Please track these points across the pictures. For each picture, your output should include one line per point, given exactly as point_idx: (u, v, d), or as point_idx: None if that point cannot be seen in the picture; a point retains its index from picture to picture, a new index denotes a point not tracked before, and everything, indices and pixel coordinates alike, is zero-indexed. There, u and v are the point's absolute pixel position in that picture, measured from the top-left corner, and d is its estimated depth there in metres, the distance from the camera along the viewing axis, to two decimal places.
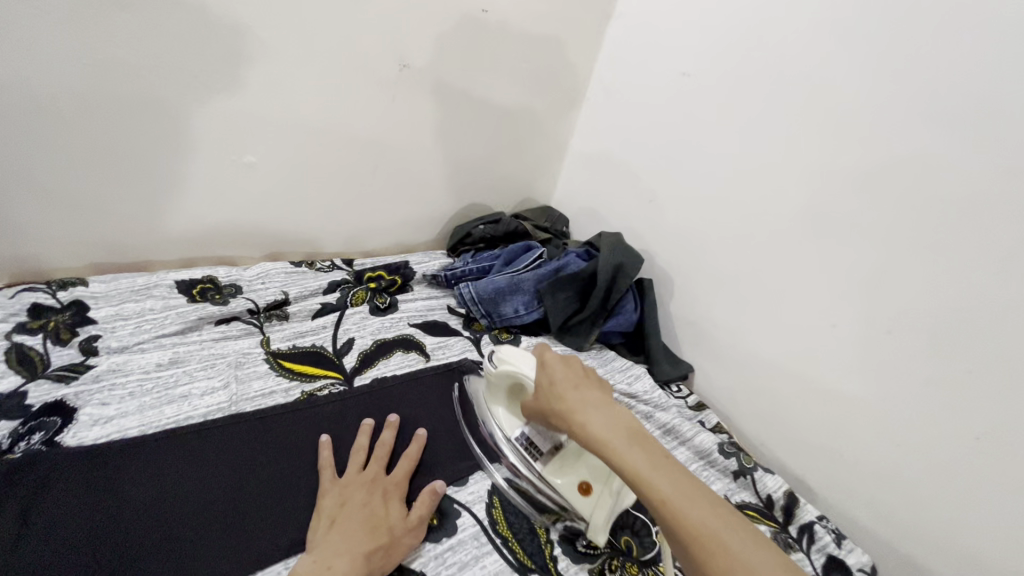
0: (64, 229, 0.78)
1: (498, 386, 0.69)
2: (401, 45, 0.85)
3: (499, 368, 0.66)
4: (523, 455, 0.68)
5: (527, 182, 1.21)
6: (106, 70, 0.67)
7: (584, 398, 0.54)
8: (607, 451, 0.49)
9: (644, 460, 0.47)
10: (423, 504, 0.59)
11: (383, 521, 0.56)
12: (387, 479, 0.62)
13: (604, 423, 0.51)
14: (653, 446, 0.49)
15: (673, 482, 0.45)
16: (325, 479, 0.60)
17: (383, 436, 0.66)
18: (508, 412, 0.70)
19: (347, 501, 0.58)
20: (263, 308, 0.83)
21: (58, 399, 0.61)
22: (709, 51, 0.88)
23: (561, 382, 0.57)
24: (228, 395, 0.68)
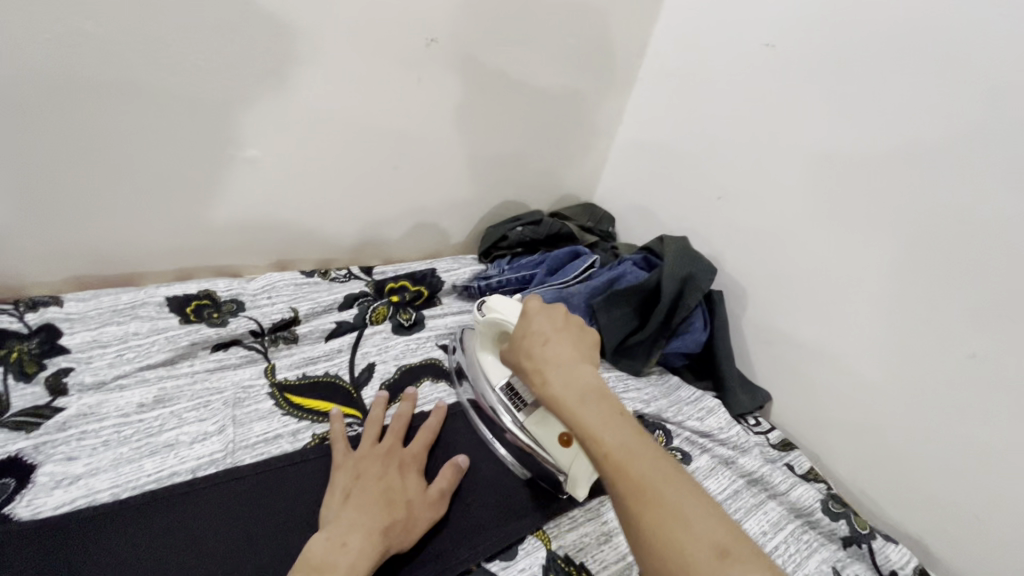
0: (34, 240, 0.66)
1: (485, 334, 0.62)
2: (430, 14, 0.71)
3: (485, 316, 0.59)
4: (509, 406, 0.63)
5: (568, 177, 1.06)
6: (71, 46, 0.54)
7: (551, 345, 0.47)
8: (562, 406, 0.43)
9: (601, 421, 0.41)
10: (445, 478, 0.56)
11: (404, 494, 0.52)
12: (403, 450, 0.57)
13: (567, 374, 0.45)
14: (613, 404, 0.42)
15: (628, 445, 0.39)
16: (337, 456, 0.54)
17: (400, 410, 0.61)
18: (497, 362, 0.65)
19: (364, 471, 0.52)
20: (268, 330, 0.70)
21: (12, 455, 0.50)
22: (803, 17, 0.72)
23: (532, 330, 0.50)
24: (223, 443, 0.56)
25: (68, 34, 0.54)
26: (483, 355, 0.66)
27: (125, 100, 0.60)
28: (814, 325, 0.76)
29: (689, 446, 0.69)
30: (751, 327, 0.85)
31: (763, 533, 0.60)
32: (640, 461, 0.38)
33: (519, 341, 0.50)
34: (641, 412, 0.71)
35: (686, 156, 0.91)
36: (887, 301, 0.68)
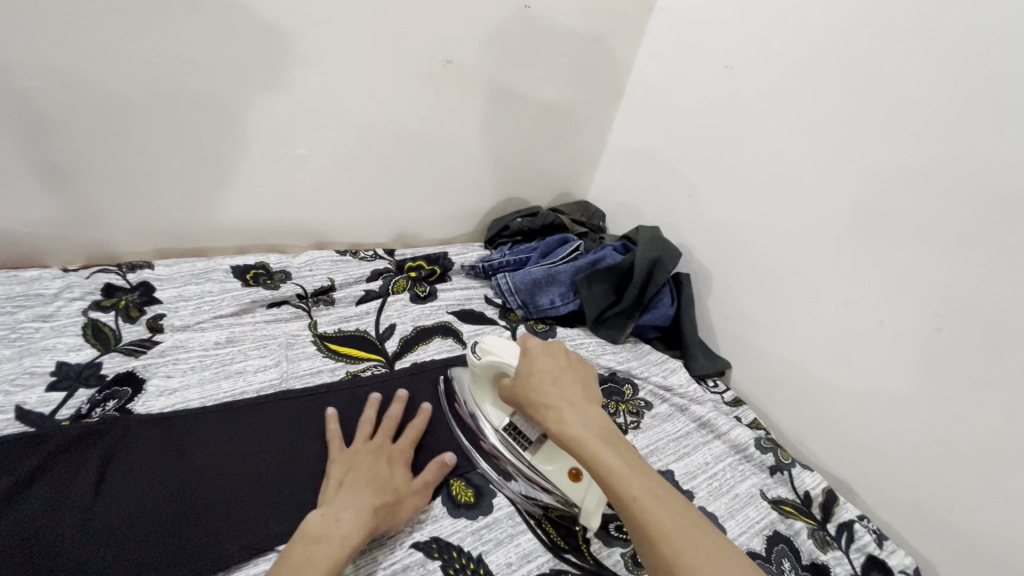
0: (133, 218, 0.84)
1: (483, 380, 0.68)
2: (445, 40, 0.87)
3: (483, 360, 0.65)
4: (513, 445, 0.65)
5: (565, 177, 1.22)
6: (175, 69, 0.72)
7: (562, 388, 0.56)
8: (580, 445, 0.50)
9: (615, 457, 0.49)
10: (430, 471, 0.62)
11: (391, 482, 0.58)
12: (392, 447, 0.63)
13: (580, 417, 0.53)
14: (621, 442, 0.51)
15: (641, 478, 0.47)
16: (333, 451, 0.61)
17: (391, 410, 0.67)
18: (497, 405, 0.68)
19: (354, 465, 0.59)
20: (311, 294, 0.87)
21: (129, 370, 0.67)
22: (755, 44, 0.87)
23: (542, 375, 0.58)
24: (280, 373, 0.72)
25: (173, 58, 0.71)
26: (481, 402, 0.69)
27: (209, 108, 0.78)
28: (765, 302, 0.90)
29: (652, 396, 0.83)
30: (716, 306, 0.99)
31: (705, 462, 0.74)
32: (656, 493, 0.46)
33: (530, 385, 0.58)
34: (614, 369, 0.86)
35: (665, 160, 1.06)
36: (818, 280, 0.82)
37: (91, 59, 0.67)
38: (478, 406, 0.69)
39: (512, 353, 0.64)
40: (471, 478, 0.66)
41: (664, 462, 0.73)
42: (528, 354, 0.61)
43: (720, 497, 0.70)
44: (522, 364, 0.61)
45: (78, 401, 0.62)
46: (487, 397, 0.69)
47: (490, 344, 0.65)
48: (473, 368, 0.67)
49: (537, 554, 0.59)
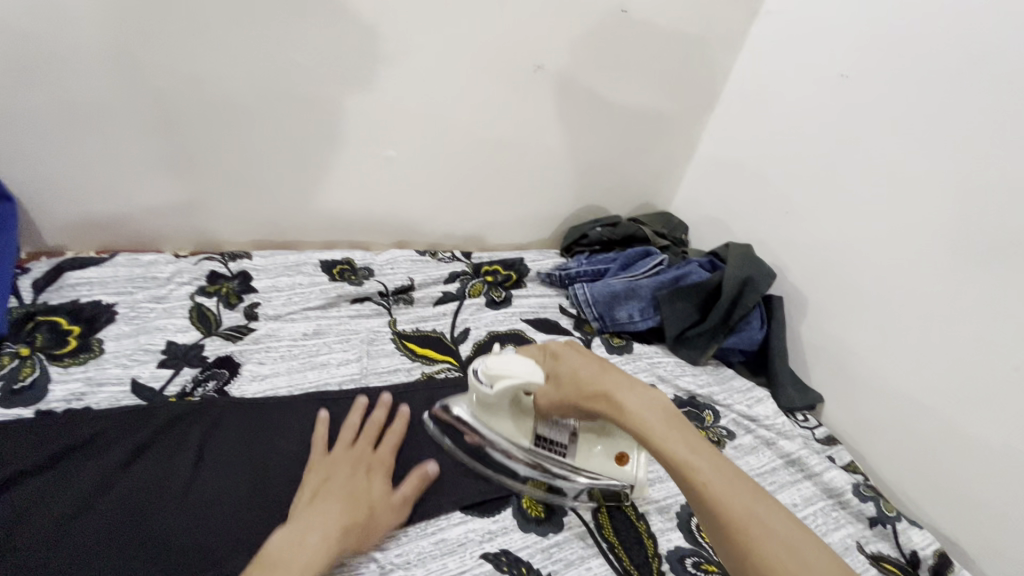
0: (236, 210, 0.91)
1: (497, 404, 0.59)
2: (539, 46, 0.87)
3: (497, 388, 0.55)
4: (551, 454, 0.60)
5: (648, 186, 1.17)
6: (283, 73, 0.78)
7: (614, 375, 0.52)
8: (648, 433, 0.47)
9: (686, 446, 0.45)
10: (410, 486, 0.59)
11: (367, 497, 0.55)
12: (373, 456, 0.60)
13: (642, 404, 0.49)
14: (690, 431, 0.47)
15: (716, 467, 0.44)
16: (315, 454, 0.59)
17: (376, 415, 0.65)
18: (516, 424, 0.60)
19: (330, 474, 0.57)
20: (391, 292, 0.89)
21: (228, 354, 0.71)
22: (875, 51, 0.79)
23: (586, 366, 0.53)
24: (361, 368, 0.74)
25: (284, 64, 0.77)
26: (497, 428, 0.60)
27: (313, 110, 0.83)
28: (868, 335, 0.82)
29: (734, 425, 0.78)
30: (809, 333, 0.91)
31: (793, 504, 0.68)
32: (728, 482, 0.43)
33: (576, 381, 0.53)
34: (694, 393, 0.81)
35: (760, 173, 0.99)
36: (935, 315, 0.73)
37: (211, 62, 0.74)
38: (496, 434, 0.61)
39: (521, 367, 0.54)
40: (543, 492, 0.64)
41: None
42: (559, 355, 0.56)
43: None
44: (555, 365, 0.55)
45: (184, 380, 0.66)
46: (504, 421, 0.60)
47: (496, 367, 0.55)
48: (483, 396, 0.57)
49: None
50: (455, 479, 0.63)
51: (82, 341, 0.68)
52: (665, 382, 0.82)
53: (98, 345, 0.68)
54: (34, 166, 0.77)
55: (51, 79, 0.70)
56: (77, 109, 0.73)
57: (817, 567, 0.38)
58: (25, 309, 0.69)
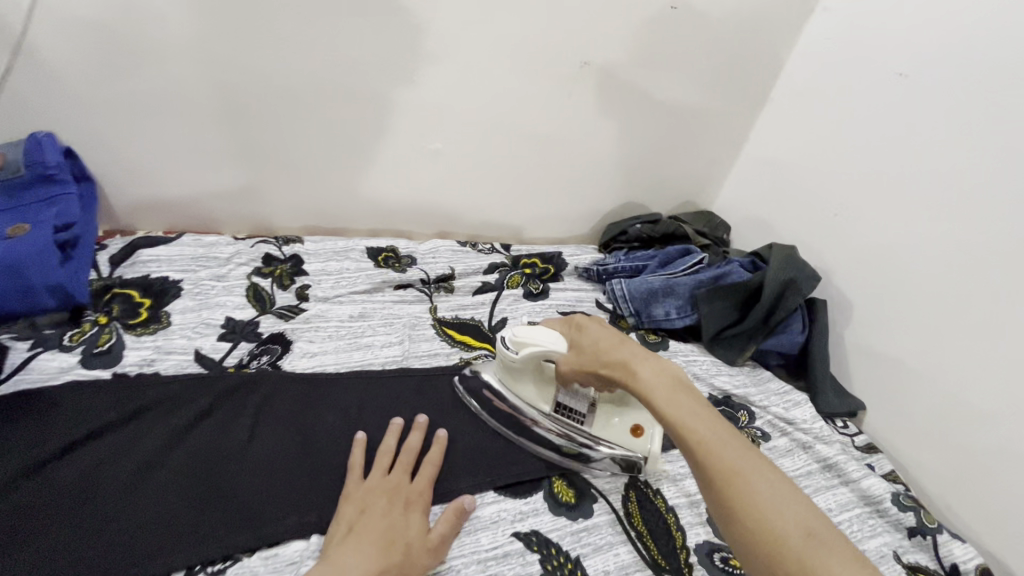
0: (290, 196, 0.96)
1: (522, 371, 0.65)
2: (587, 43, 0.88)
3: (523, 355, 0.62)
4: (570, 421, 0.65)
5: (691, 185, 1.16)
6: (339, 67, 0.81)
7: (632, 344, 0.54)
8: (652, 393, 0.49)
9: (686, 410, 0.46)
10: (447, 523, 0.55)
11: (404, 535, 0.52)
12: (410, 488, 0.57)
13: (652, 370, 0.51)
14: (696, 398, 0.48)
15: (716, 430, 0.44)
16: (351, 481, 0.57)
17: (411, 439, 0.62)
18: (540, 390, 0.66)
19: (366, 506, 0.54)
20: (433, 280, 0.92)
21: (280, 332, 0.76)
22: (939, 50, 0.76)
23: (604, 337, 0.56)
24: (402, 351, 0.78)
25: (341, 58, 0.80)
26: (522, 393, 0.67)
27: (365, 103, 0.86)
28: (915, 343, 0.80)
29: (770, 427, 0.77)
30: (853, 340, 0.89)
31: (828, 509, 0.67)
32: (720, 438, 0.44)
33: (593, 349, 0.56)
34: (729, 393, 0.81)
35: (808, 173, 0.97)
36: (991, 325, 0.71)
37: (271, 54, 0.78)
38: (521, 397, 0.67)
39: (545, 337, 0.61)
40: (574, 479, 0.65)
41: None
42: (582, 326, 0.59)
43: None
44: (576, 335, 0.59)
45: (241, 352, 0.71)
46: (528, 388, 0.66)
47: (523, 336, 0.62)
48: (510, 363, 0.64)
49: (636, 569, 0.57)
50: (489, 461, 0.65)
51: (151, 313, 0.73)
52: (699, 380, 0.82)
53: (165, 317, 0.73)
54: (113, 150, 0.83)
55: (133, 70, 0.76)
56: (154, 99, 0.79)
57: (790, 518, 0.38)
58: (102, 283, 0.75)
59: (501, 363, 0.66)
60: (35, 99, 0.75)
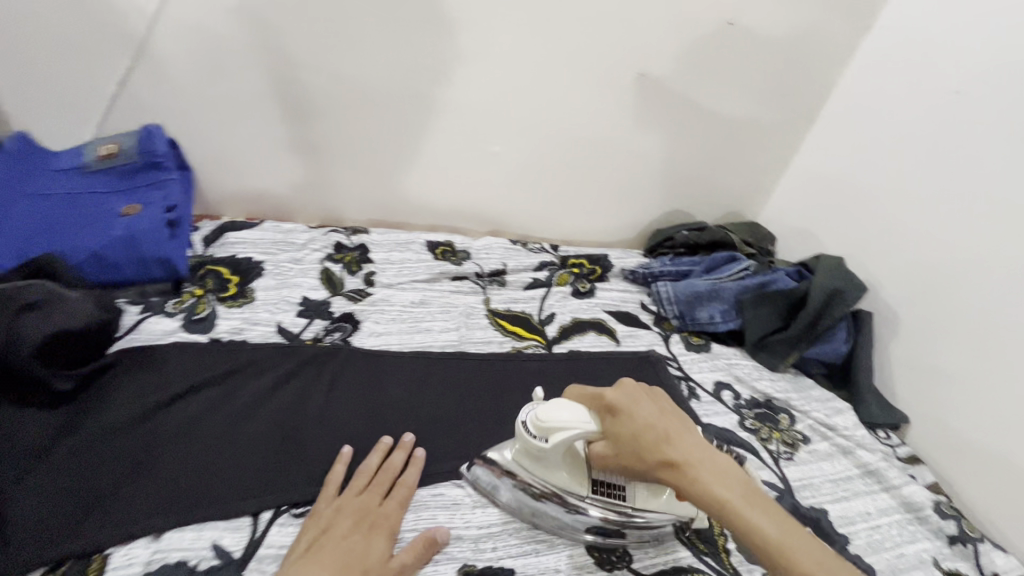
0: (359, 190, 1.05)
1: (552, 458, 0.57)
2: (643, 55, 0.94)
3: (554, 441, 0.55)
4: (609, 500, 0.59)
5: (738, 196, 1.18)
6: (416, 73, 0.91)
7: (684, 439, 0.49)
8: (733, 511, 0.45)
9: (766, 520, 0.45)
10: (412, 552, 0.52)
11: (363, 559, 0.49)
12: (379, 510, 0.55)
13: (720, 478, 0.46)
14: (770, 503, 0.46)
15: (791, 535, 0.44)
16: (323, 498, 0.56)
17: (392, 459, 0.61)
18: (574, 471, 0.59)
19: (330, 524, 0.52)
20: (486, 274, 0.97)
21: (351, 312, 0.83)
22: (994, 68, 0.78)
23: (649, 426, 0.49)
24: (458, 336, 0.83)
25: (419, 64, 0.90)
26: (552, 479, 0.59)
27: (436, 106, 0.96)
28: (962, 357, 0.80)
29: (810, 432, 0.79)
30: (899, 353, 0.89)
31: (867, 512, 0.69)
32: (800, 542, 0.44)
33: (638, 444, 0.49)
34: (770, 396, 0.83)
35: (858, 187, 0.99)
36: None
37: (362, 62, 0.89)
38: (555, 484, 0.59)
39: (575, 417, 0.55)
40: None
41: (820, 499, 0.70)
42: (617, 408, 0.52)
43: (881, 551, 0.65)
44: (613, 423, 0.51)
45: (317, 328, 0.79)
46: (559, 473, 0.58)
47: (552, 419, 0.55)
48: (538, 448, 0.57)
49: (676, 549, 0.61)
50: None
51: (239, 288, 0.81)
52: (741, 383, 0.85)
53: (251, 292, 0.81)
54: (212, 140, 0.95)
55: (245, 72, 0.88)
56: (251, 94, 0.90)
57: None
58: (198, 258, 0.84)
59: (524, 448, 0.59)
60: (149, 93, 0.88)
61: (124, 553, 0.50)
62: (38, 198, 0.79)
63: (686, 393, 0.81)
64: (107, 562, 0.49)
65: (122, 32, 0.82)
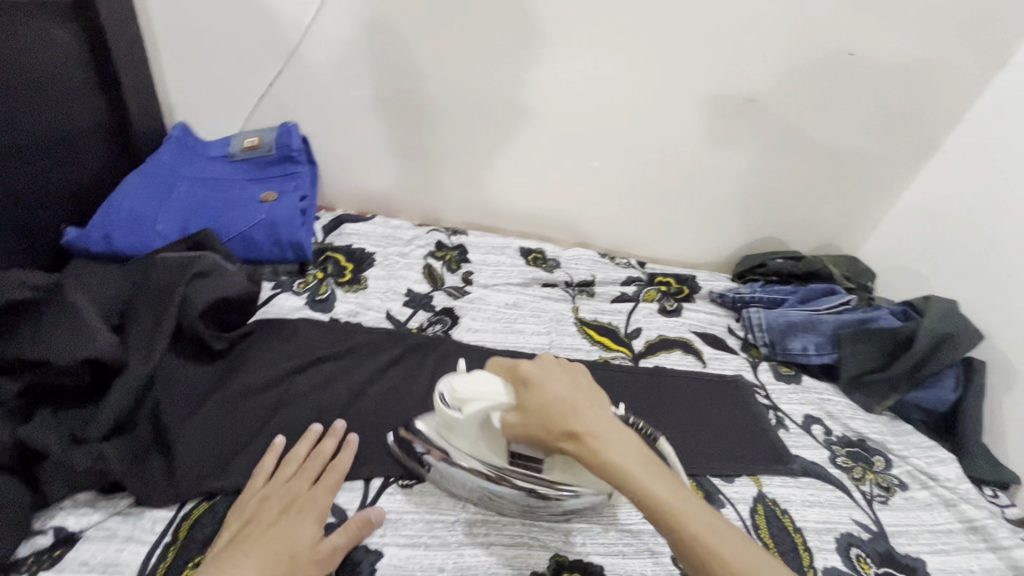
0: (461, 193, 1.11)
1: (467, 428, 0.56)
2: (753, 80, 0.95)
3: (466, 411, 0.54)
4: (527, 470, 0.57)
5: (837, 228, 1.15)
6: (528, 86, 0.96)
7: (592, 411, 0.49)
8: (632, 481, 0.45)
9: (661, 489, 0.45)
10: (345, 533, 0.51)
11: (289, 543, 0.48)
12: (306, 494, 0.54)
13: (621, 448, 0.47)
14: (668, 472, 0.47)
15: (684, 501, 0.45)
16: (250, 489, 0.55)
17: (323, 445, 0.59)
18: (491, 445, 0.56)
19: (255, 514, 0.51)
20: (575, 283, 1.00)
21: (451, 307, 0.88)
22: None
23: (559, 399, 0.49)
24: (549, 340, 0.87)
25: (532, 79, 0.96)
26: (472, 447, 0.57)
27: (543, 118, 1.00)
28: None
29: (908, 478, 0.76)
30: (1013, 410, 0.84)
31: (969, 570, 0.66)
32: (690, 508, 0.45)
33: (544, 416, 0.49)
34: (864, 436, 0.80)
35: (976, 229, 0.93)
36: None
37: (481, 74, 0.95)
38: (471, 452, 0.58)
39: (487, 389, 0.53)
40: (702, 482, 0.69)
41: (916, 548, 0.67)
42: (528, 381, 0.51)
43: None
44: (524, 393, 0.50)
45: (421, 319, 0.85)
46: (477, 443, 0.57)
47: (464, 390, 0.54)
48: (453, 419, 0.56)
49: None
50: None
51: (353, 275, 0.89)
52: (833, 419, 0.83)
53: (364, 280, 0.88)
54: (337, 138, 1.04)
55: (376, 79, 0.96)
56: (376, 99, 0.99)
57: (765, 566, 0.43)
58: (320, 245, 0.93)
59: (441, 419, 0.58)
60: (290, 94, 0.98)
61: None
62: (195, 180, 0.91)
63: (774, 422, 0.80)
64: None
65: (279, 41, 0.93)
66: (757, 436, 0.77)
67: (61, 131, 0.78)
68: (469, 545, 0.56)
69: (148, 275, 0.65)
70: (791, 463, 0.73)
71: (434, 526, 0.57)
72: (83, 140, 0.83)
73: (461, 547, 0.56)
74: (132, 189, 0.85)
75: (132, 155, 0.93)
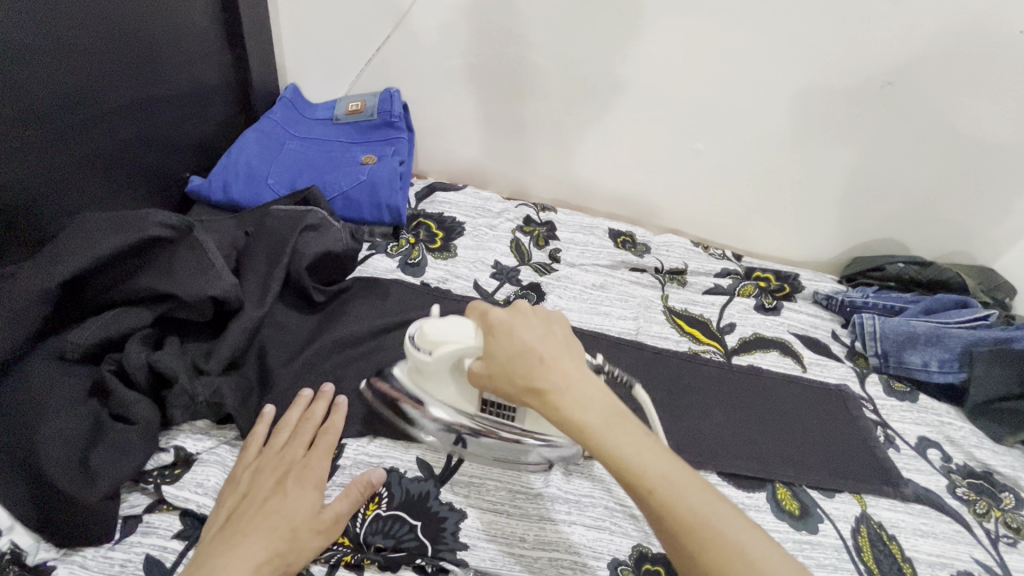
0: (552, 169, 1.09)
1: (440, 373, 0.56)
2: (896, 61, 0.84)
3: (437, 354, 0.54)
4: (501, 420, 0.57)
5: (971, 235, 1.02)
6: (636, 61, 0.92)
7: (556, 363, 0.46)
8: (590, 435, 0.43)
9: (633, 450, 0.42)
10: (347, 499, 0.51)
11: (291, 517, 0.47)
12: (301, 462, 0.52)
13: (584, 402, 0.45)
14: (636, 426, 0.44)
15: (658, 463, 0.42)
16: (244, 459, 0.54)
17: (313, 408, 0.58)
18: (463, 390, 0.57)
19: (251, 489, 0.50)
20: (666, 271, 0.96)
21: (537, 283, 0.87)
22: None
23: (524, 350, 0.47)
24: (635, 326, 0.83)
25: (641, 52, 0.91)
26: (441, 394, 0.58)
27: (647, 95, 0.95)
28: None
29: None
30: None
31: None
32: (663, 473, 0.42)
33: (509, 366, 0.47)
34: (991, 469, 0.71)
35: None
36: None
37: (587, 45, 0.91)
38: (443, 399, 0.58)
39: (459, 332, 0.53)
40: (798, 492, 0.64)
41: None
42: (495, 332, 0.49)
43: None
44: (490, 343, 0.49)
45: (508, 292, 0.84)
46: (450, 390, 0.57)
47: (433, 333, 0.54)
48: (424, 363, 0.56)
49: None
50: (718, 448, 0.67)
51: (443, 242, 0.90)
52: (954, 446, 0.74)
53: (452, 249, 0.89)
54: (435, 106, 1.04)
55: (478, 46, 0.95)
56: (477, 67, 0.98)
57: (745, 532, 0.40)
58: (413, 212, 0.94)
59: (412, 364, 0.58)
60: (395, 60, 0.99)
61: (352, 450, 0.58)
62: (301, 140, 0.95)
63: (883, 439, 0.73)
64: (340, 454, 0.57)
65: (390, 6, 0.93)
66: (864, 455, 0.70)
67: (191, 86, 0.83)
68: (550, 521, 0.55)
69: (262, 224, 0.68)
70: (902, 487, 0.66)
71: (516, 496, 0.56)
72: (210, 95, 0.88)
73: (543, 521, 0.55)
74: (248, 144, 0.89)
75: (250, 112, 0.99)
